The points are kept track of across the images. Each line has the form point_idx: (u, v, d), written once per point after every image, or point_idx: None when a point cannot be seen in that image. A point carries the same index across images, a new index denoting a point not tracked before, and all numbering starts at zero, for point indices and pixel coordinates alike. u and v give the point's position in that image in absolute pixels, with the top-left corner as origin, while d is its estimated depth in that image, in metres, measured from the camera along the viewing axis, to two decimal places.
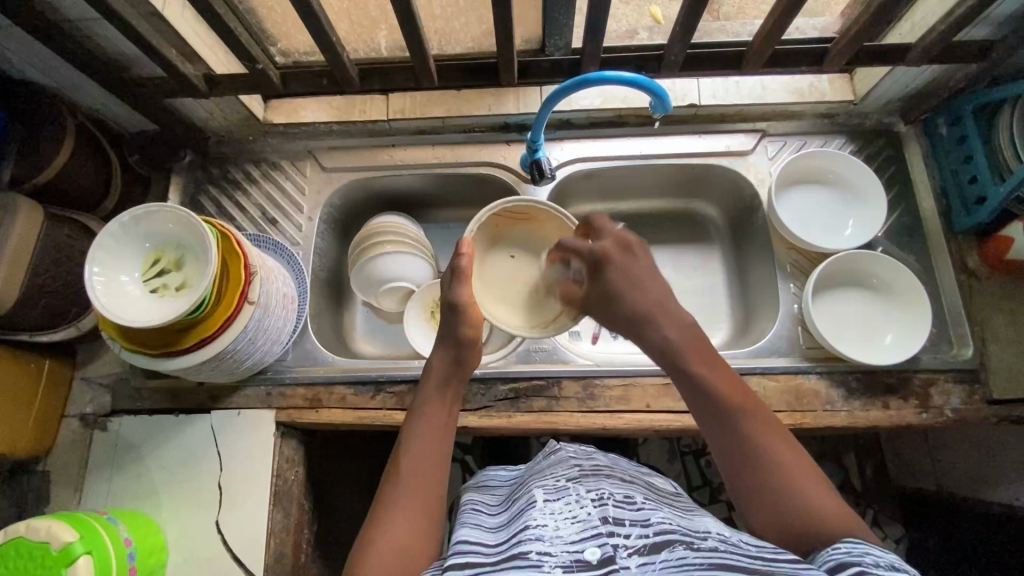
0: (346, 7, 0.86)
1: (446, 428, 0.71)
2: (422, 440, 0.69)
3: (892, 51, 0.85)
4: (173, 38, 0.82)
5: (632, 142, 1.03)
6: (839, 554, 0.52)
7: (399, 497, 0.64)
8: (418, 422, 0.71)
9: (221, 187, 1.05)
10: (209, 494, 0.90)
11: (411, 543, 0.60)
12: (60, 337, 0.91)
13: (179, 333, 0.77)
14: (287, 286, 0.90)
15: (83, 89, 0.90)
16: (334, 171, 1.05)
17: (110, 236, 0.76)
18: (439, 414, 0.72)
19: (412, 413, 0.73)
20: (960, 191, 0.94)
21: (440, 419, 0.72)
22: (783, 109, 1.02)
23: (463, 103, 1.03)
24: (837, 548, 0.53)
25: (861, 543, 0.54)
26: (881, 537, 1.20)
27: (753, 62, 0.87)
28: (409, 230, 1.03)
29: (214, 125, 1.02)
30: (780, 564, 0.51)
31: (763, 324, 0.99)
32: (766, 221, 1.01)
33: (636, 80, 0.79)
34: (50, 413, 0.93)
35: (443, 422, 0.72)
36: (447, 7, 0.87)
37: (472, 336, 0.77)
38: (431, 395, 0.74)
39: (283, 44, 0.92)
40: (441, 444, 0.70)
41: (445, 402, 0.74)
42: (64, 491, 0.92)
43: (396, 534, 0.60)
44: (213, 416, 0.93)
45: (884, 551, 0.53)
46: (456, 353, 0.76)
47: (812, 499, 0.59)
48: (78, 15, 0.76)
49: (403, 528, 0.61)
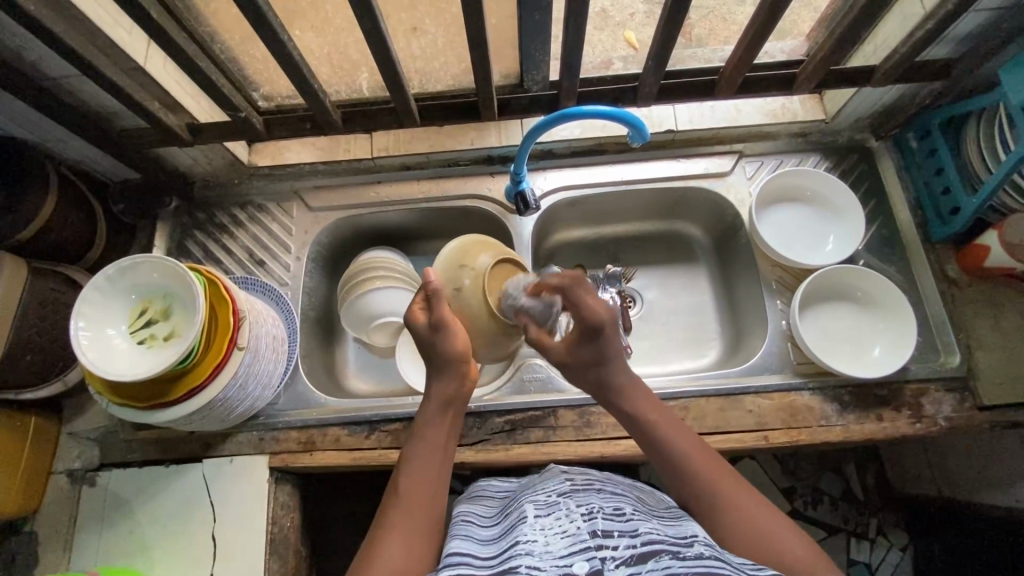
0: (327, 52, 0.88)
1: (444, 455, 0.69)
2: (424, 464, 0.67)
3: (857, 73, 0.89)
4: (156, 90, 0.83)
5: (612, 169, 1.05)
6: None
7: (397, 521, 0.63)
8: (419, 443, 0.69)
9: (207, 231, 1.05)
10: (204, 547, 0.88)
11: (408, 569, 0.59)
12: (46, 393, 0.90)
13: (168, 383, 0.77)
14: (277, 325, 0.90)
15: (66, 142, 0.90)
16: (320, 210, 1.05)
17: (95, 289, 0.75)
18: (438, 437, 0.70)
19: (413, 436, 0.71)
20: (934, 202, 0.97)
21: (441, 442, 0.70)
22: (758, 131, 1.05)
23: (446, 138, 1.05)
24: None
25: None
26: (886, 546, 1.19)
27: (725, 89, 0.90)
28: (397, 265, 1.03)
29: (199, 169, 1.03)
30: None
31: (754, 342, 1.00)
32: (749, 240, 1.02)
33: (613, 113, 0.81)
34: (37, 471, 0.91)
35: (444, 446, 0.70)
36: (426, 48, 0.89)
37: (464, 354, 0.71)
38: (434, 418, 0.71)
39: (265, 89, 0.93)
40: (439, 471, 0.68)
41: (447, 426, 0.71)
42: (52, 552, 0.90)
43: (393, 557, 0.59)
44: (205, 464, 0.91)
45: None
46: (456, 377, 0.72)
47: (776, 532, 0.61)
48: (59, 73, 0.76)
49: (399, 553, 0.60)
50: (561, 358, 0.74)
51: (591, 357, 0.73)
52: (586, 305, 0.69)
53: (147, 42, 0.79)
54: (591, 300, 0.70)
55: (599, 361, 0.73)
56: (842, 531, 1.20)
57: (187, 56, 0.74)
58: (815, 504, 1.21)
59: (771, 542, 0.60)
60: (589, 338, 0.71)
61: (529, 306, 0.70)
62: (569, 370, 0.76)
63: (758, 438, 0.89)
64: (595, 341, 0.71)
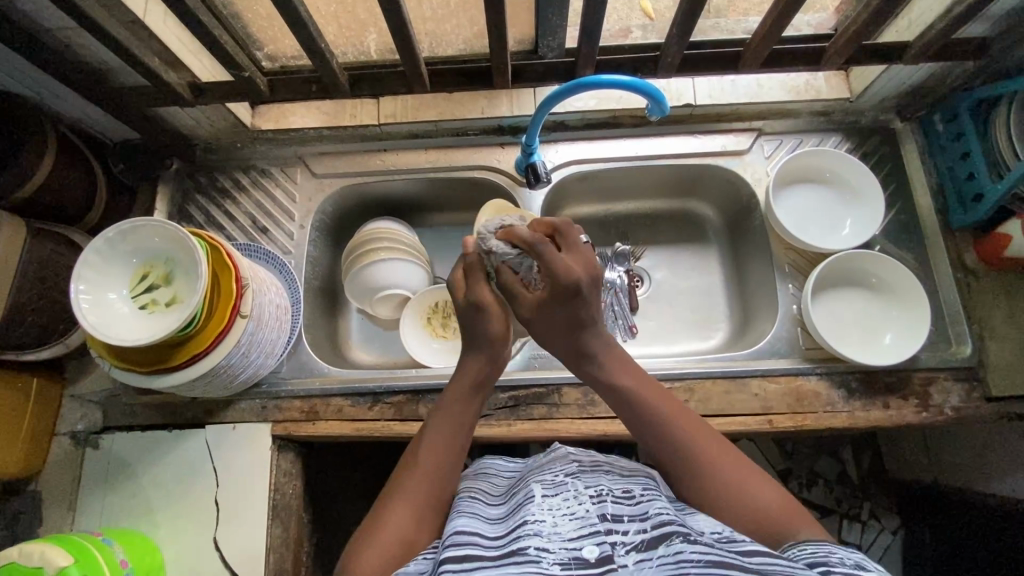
0: (334, 11, 0.84)
1: (464, 436, 0.69)
2: (442, 441, 0.67)
3: (889, 50, 0.85)
4: (155, 46, 0.80)
5: (627, 143, 1.02)
6: (805, 554, 0.52)
7: (405, 488, 0.63)
8: (441, 418, 0.69)
9: (209, 195, 1.03)
10: (206, 510, 0.88)
11: (415, 538, 0.60)
12: (48, 353, 0.90)
13: (169, 349, 0.76)
14: (280, 295, 0.89)
15: (64, 98, 0.87)
16: (325, 177, 1.03)
17: (95, 252, 0.73)
18: (459, 414, 0.70)
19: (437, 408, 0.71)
20: (957, 188, 0.93)
21: (462, 416, 0.70)
22: (779, 108, 1.01)
23: (455, 106, 1.02)
24: (802, 549, 0.53)
25: (829, 543, 0.53)
26: (878, 529, 1.20)
27: (749, 62, 0.86)
28: (402, 235, 1.00)
29: (200, 131, 1.00)
30: (775, 564, 0.49)
31: (762, 325, 0.99)
32: (764, 222, 1.00)
33: (632, 83, 0.77)
34: (41, 432, 0.92)
35: (463, 427, 0.69)
36: (437, 9, 0.85)
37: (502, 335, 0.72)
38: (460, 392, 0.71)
39: (269, 48, 0.89)
40: (456, 450, 0.68)
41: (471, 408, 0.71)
42: (56, 512, 0.90)
43: (400, 522, 0.60)
44: (208, 430, 0.91)
45: (853, 550, 0.52)
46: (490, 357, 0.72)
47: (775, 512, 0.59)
48: (54, 24, 0.73)
49: (408, 522, 0.61)
50: (530, 314, 0.71)
51: (563, 320, 0.70)
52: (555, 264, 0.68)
53: None
54: (568, 257, 0.70)
55: (573, 328, 0.70)
56: (835, 513, 1.21)
57: (188, 8, 0.70)
58: (810, 486, 1.22)
59: (771, 516, 0.59)
60: (564, 299, 0.67)
61: (498, 248, 0.71)
62: (543, 316, 0.70)
63: (762, 421, 0.88)
64: (570, 303, 0.67)
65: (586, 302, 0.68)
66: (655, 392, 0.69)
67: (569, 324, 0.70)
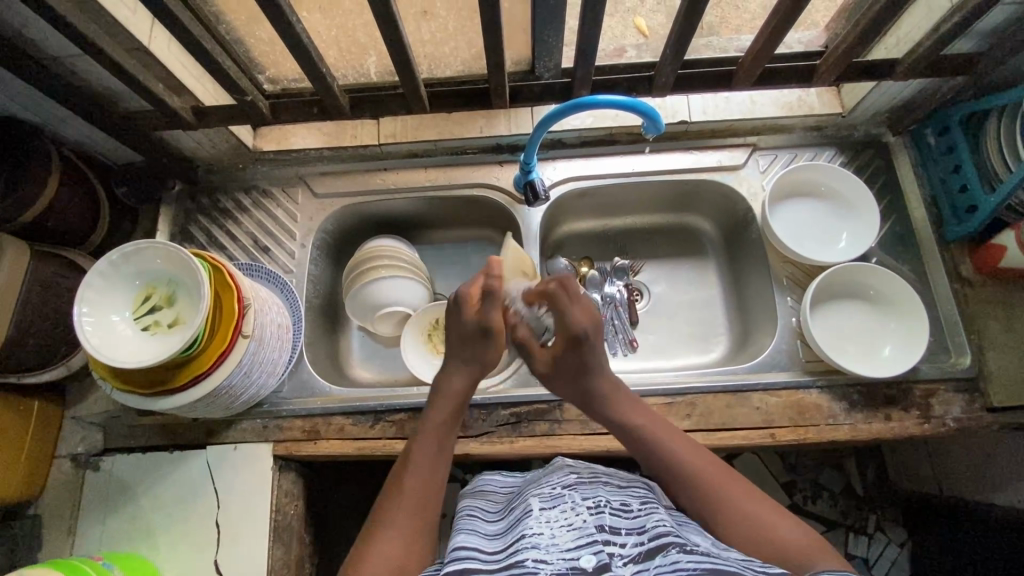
0: (335, 35, 0.86)
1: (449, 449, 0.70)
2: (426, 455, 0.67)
3: (879, 66, 0.86)
4: (159, 72, 0.81)
5: (623, 160, 1.03)
6: None
7: (398, 511, 0.62)
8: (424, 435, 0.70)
9: (210, 216, 1.04)
10: (207, 532, 0.88)
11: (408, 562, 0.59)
12: (49, 377, 0.90)
13: (169, 370, 0.76)
14: (282, 315, 0.89)
15: (68, 123, 0.89)
16: (326, 197, 1.04)
17: (99, 275, 0.74)
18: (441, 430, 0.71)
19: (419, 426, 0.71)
20: (950, 199, 0.95)
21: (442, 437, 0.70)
22: (773, 123, 1.03)
23: (455, 125, 1.03)
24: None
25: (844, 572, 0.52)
26: (885, 542, 1.20)
27: (743, 80, 0.88)
28: (403, 253, 1.01)
29: (202, 153, 1.01)
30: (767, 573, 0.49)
31: (761, 338, 0.99)
32: (761, 235, 1.01)
33: (628, 104, 0.79)
34: (41, 456, 0.91)
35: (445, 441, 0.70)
36: (436, 33, 0.88)
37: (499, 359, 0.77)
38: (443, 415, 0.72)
39: (271, 72, 0.90)
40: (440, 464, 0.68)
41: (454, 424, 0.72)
42: (56, 536, 0.90)
43: (395, 546, 0.59)
44: (209, 451, 0.91)
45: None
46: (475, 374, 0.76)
47: (782, 536, 0.59)
48: (61, 52, 0.74)
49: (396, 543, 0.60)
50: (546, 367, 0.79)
51: (572, 370, 0.75)
52: (573, 313, 0.75)
53: (151, 21, 0.77)
54: (577, 308, 0.76)
55: (581, 373, 0.75)
56: (840, 526, 1.21)
57: (192, 36, 0.72)
58: (815, 498, 1.22)
59: (781, 542, 0.58)
60: (572, 347, 0.75)
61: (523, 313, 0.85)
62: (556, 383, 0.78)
63: (765, 435, 0.88)
64: (577, 351, 0.74)
65: (591, 348, 0.75)
66: (660, 428, 0.71)
67: (580, 367, 0.75)
